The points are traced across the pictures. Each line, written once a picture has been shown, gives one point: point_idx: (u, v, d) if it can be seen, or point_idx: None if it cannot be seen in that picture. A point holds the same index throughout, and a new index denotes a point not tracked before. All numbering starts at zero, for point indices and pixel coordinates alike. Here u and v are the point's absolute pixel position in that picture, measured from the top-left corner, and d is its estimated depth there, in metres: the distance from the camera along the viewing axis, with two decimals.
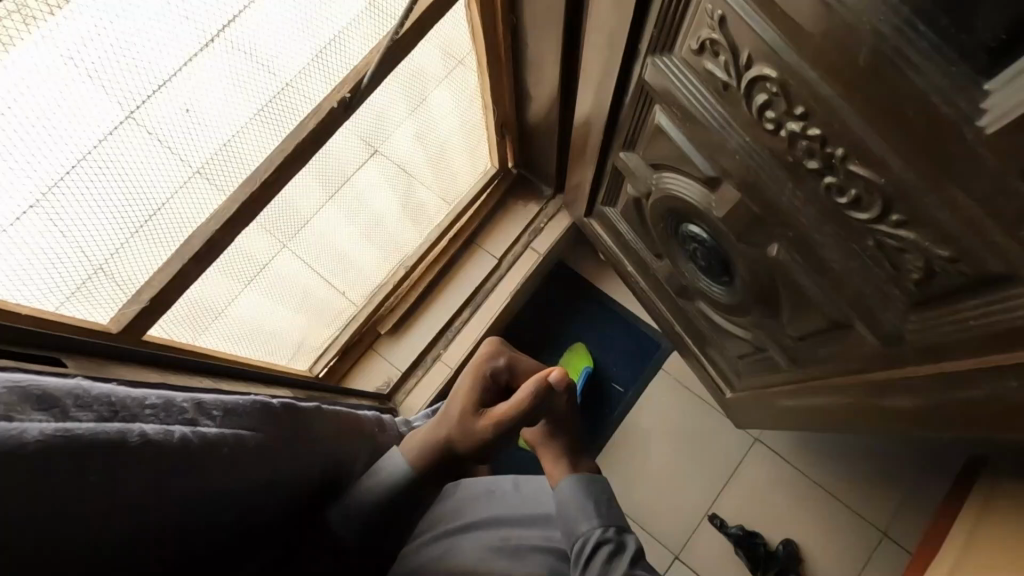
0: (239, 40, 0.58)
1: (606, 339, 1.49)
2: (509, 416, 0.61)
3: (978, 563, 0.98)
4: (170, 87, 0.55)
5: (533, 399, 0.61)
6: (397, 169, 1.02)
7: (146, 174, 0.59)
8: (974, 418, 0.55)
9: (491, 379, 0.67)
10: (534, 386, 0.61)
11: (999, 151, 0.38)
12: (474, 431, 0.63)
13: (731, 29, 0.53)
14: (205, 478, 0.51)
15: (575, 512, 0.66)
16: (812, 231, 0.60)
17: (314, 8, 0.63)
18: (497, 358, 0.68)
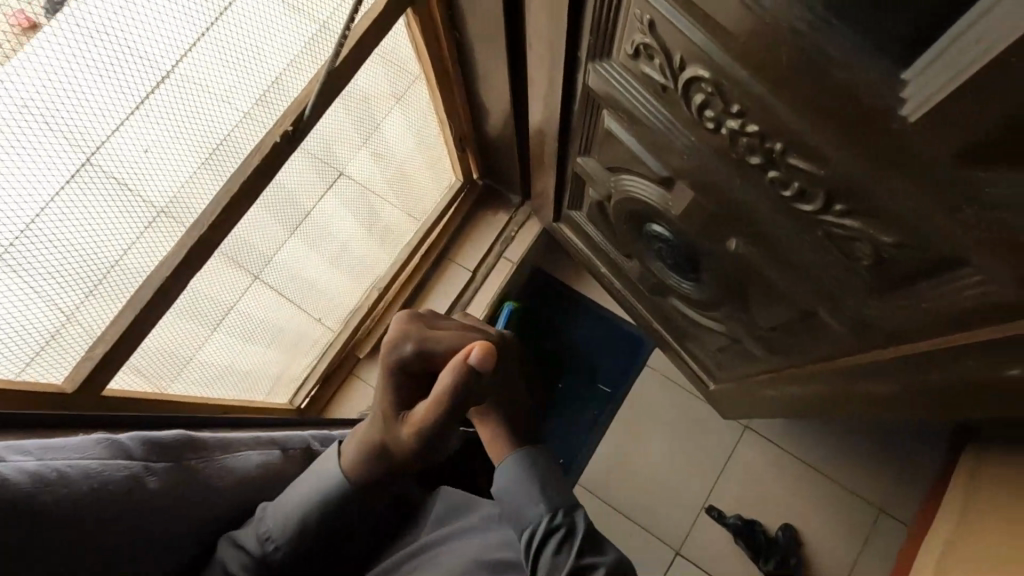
0: (191, 76, 0.57)
1: (589, 337, 1.49)
2: (433, 416, 0.55)
3: (975, 530, 0.99)
4: (126, 129, 0.54)
5: (453, 388, 0.53)
6: (358, 195, 1.01)
7: (94, 230, 0.57)
8: (942, 398, 0.55)
9: (404, 371, 0.59)
10: (452, 375, 0.53)
11: (925, 138, 0.37)
12: (402, 440, 0.57)
13: (661, 33, 0.53)
14: (134, 511, 0.49)
15: (523, 496, 0.64)
16: (765, 225, 0.60)
17: (261, 40, 0.63)
18: (402, 345, 0.59)
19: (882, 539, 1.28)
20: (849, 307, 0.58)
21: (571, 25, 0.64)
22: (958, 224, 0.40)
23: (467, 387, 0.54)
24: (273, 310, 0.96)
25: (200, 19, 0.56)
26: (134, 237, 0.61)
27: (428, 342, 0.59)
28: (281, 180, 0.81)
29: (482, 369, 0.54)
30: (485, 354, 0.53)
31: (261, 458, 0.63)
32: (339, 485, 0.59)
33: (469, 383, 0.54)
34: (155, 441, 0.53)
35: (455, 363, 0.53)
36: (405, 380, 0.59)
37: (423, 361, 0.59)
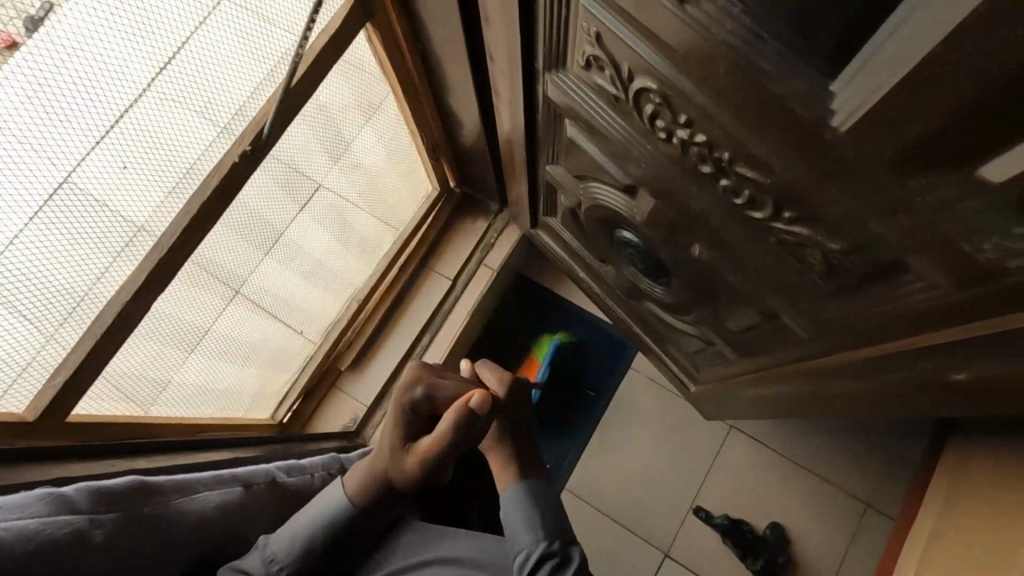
0: (167, 96, 0.60)
1: (579, 337, 1.50)
2: (435, 450, 0.62)
3: (959, 519, 0.99)
4: (102, 147, 0.56)
5: (453, 428, 0.61)
6: (331, 208, 1.01)
7: (59, 264, 0.58)
8: (903, 397, 0.55)
9: (414, 412, 0.66)
10: (454, 416, 0.60)
11: (858, 147, 0.38)
12: (405, 469, 0.63)
13: (608, 45, 0.53)
14: (80, 563, 0.51)
15: (523, 521, 0.63)
16: (722, 231, 0.60)
17: (235, 63, 0.65)
18: (413, 388, 0.66)
19: (869, 534, 1.29)
20: (807, 311, 0.59)
21: (525, 37, 0.65)
22: (896, 230, 0.40)
23: (467, 428, 0.61)
24: (252, 329, 0.96)
25: (157, 58, 0.57)
26: (99, 268, 0.62)
27: (435, 386, 0.67)
28: (245, 200, 0.80)
29: (480, 413, 0.61)
30: (483, 399, 0.60)
31: (219, 498, 0.64)
32: (344, 506, 0.64)
33: (468, 424, 0.61)
34: (100, 491, 0.54)
35: (457, 406, 0.60)
36: (413, 418, 0.66)
37: (432, 402, 0.66)
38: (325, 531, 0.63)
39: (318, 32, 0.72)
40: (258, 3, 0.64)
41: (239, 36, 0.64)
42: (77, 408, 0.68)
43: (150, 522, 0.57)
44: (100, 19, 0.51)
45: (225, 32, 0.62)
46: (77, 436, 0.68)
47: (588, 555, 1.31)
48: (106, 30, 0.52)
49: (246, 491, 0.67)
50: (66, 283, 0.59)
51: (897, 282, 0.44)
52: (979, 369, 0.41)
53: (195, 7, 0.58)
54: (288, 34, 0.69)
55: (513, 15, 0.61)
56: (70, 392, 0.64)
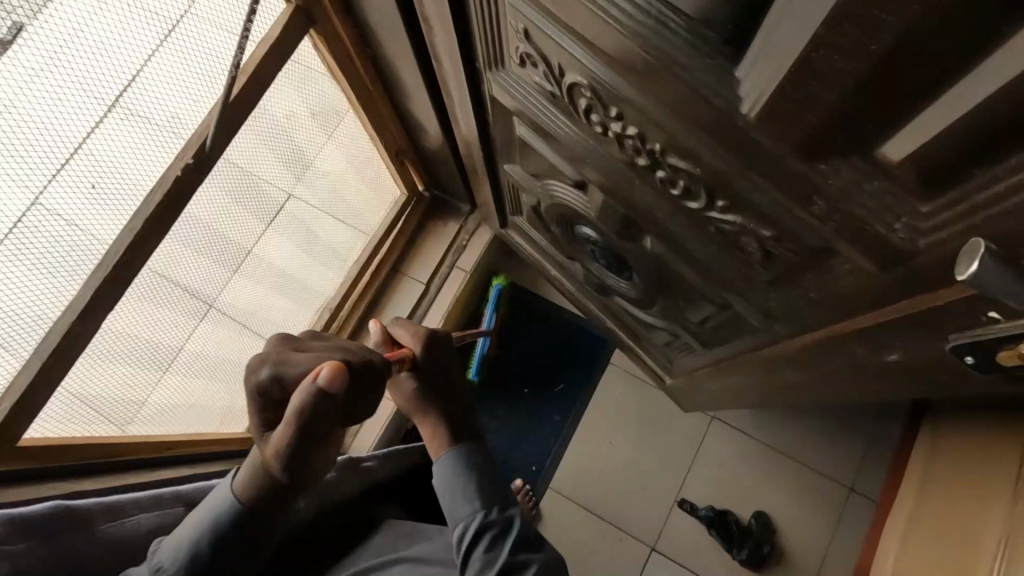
0: (128, 114, 0.61)
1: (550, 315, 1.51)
2: (291, 438, 0.50)
3: (938, 495, 0.98)
4: (69, 167, 0.58)
5: (304, 413, 0.48)
6: (297, 219, 1.01)
7: (19, 297, 0.59)
8: (853, 381, 0.54)
9: (266, 398, 0.53)
10: (299, 398, 0.48)
11: (769, 131, 0.38)
12: (270, 461, 0.53)
13: (536, 41, 0.53)
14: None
15: (461, 492, 0.66)
16: (668, 223, 0.60)
17: (192, 77, 0.67)
18: (259, 370, 0.52)
19: (853, 518, 1.29)
20: (754, 299, 0.58)
21: (463, 37, 0.65)
22: (817, 215, 0.40)
23: (320, 409, 0.48)
24: (223, 344, 0.95)
25: (111, 89, 0.59)
26: (56, 296, 0.62)
27: (285, 366, 0.52)
28: (197, 215, 0.77)
29: (332, 392, 0.48)
30: (331, 375, 0.47)
31: (155, 521, 0.65)
32: (228, 509, 0.57)
33: (318, 406, 0.48)
34: (18, 520, 0.54)
35: (302, 387, 0.48)
36: (269, 405, 0.53)
37: (283, 386, 0.52)
38: (205, 541, 0.56)
39: (256, 40, 0.72)
40: (207, 24, 0.66)
41: (192, 55, 0.66)
42: (30, 430, 0.66)
43: (97, 541, 0.60)
44: (52, 55, 0.52)
45: (175, 59, 0.64)
46: (28, 459, 0.66)
47: (574, 552, 1.31)
48: (58, 65, 0.53)
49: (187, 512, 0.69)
50: (26, 314, 0.60)
51: (826, 267, 0.44)
52: (912, 349, 0.41)
53: (148, 33, 0.60)
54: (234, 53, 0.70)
55: (448, 16, 0.61)
56: (18, 419, 0.62)
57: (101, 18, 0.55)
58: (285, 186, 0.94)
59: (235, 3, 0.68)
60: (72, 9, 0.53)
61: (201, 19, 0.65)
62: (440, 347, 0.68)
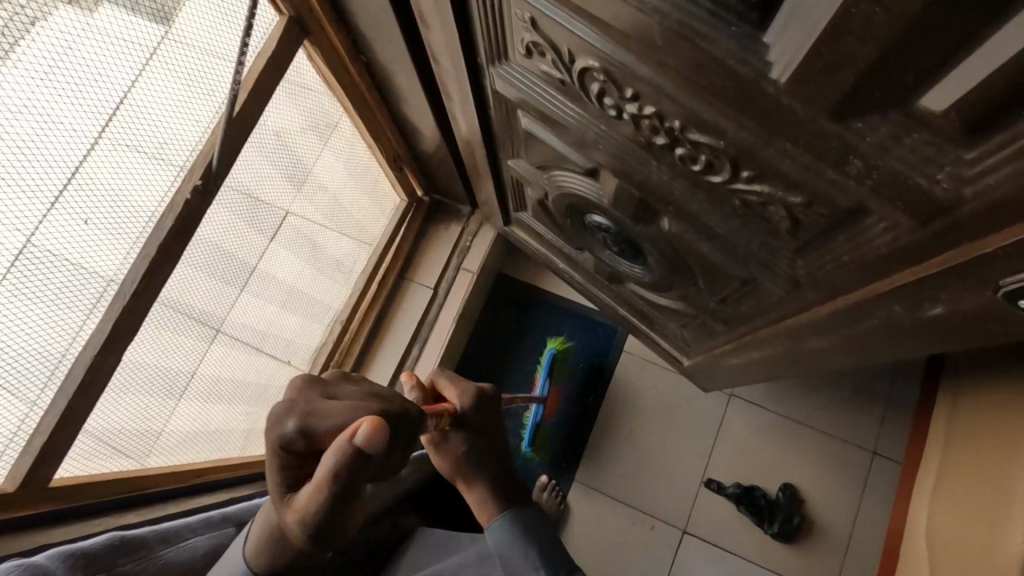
0: (120, 140, 0.61)
1: (567, 325, 1.49)
2: (319, 504, 0.43)
3: (965, 452, 0.98)
4: (64, 200, 0.57)
5: (335, 479, 0.42)
6: (300, 234, 1.00)
7: (30, 339, 0.57)
8: (887, 344, 0.54)
9: (291, 453, 0.46)
10: (331, 463, 0.41)
11: (800, 96, 0.38)
12: (293, 525, 0.45)
13: (544, 29, 0.53)
14: None
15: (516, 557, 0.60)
16: (687, 201, 0.60)
17: (182, 99, 0.66)
18: (283, 423, 0.45)
19: (879, 482, 1.30)
20: (779, 271, 0.58)
21: (463, 33, 0.65)
22: (852, 176, 0.40)
23: (356, 472, 0.42)
24: (239, 366, 0.95)
25: (100, 116, 0.58)
26: (71, 333, 0.61)
27: (314, 419, 0.45)
28: (206, 237, 0.77)
29: (367, 455, 0.41)
30: (368, 434, 0.41)
31: (209, 543, 0.66)
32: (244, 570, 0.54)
33: (353, 470, 0.42)
34: (75, 554, 0.56)
35: (331, 449, 0.41)
36: (293, 461, 0.46)
37: (314, 441, 0.46)
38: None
39: (253, 55, 0.72)
40: (194, 45, 0.65)
41: (180, 76, 0.65)
42: (60, 471, 0.66)
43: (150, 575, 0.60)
44: (38, 79, 0.51)
45: (164, 81, 0.63)
46: (63, 500, 0.65)
47: (600, 545, 1.31)
48: (46, 90, 0.52)
49: (238, 531, 0.70)
50: (43, 350, 0.59)
51: (859, 228, 0.44)
52: (956, 302, 0.41)
53: (132, 56, 0.59)
54: (224, 73, 0.70)
55: (449, 13, 0.61)
56: (48, 459, 0.62)
57: (83, 42, 0.54)
58: (288, 202, 0.94)
59: (227, 24, 0.68)
60: (56, 34, 0.52)
61: (189, 40, 0.65)
62: (489, 404, 0.63)
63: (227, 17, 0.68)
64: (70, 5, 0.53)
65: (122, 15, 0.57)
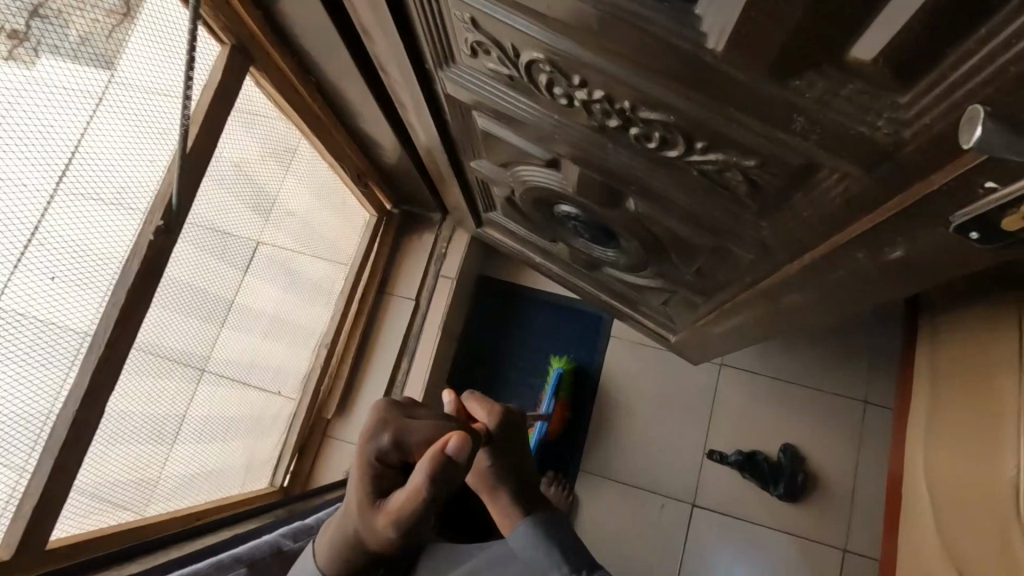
0: (75, 192, 0.59)
1: (553, 317, 1.50)
2: (410, 514, 0.44)
3: (953, 389, 0.99)
4: (27, 261, 0.55)
5: (429, 486, 0.43)
6: (273, 261, 0.99)
7: (9, 406, 0.56)
8: (855, 294, 0.56)
9: (385, 463, 0.48)
10: (425, 467, 0.42)
11: (737, 63, 0.39)
12: (379, 531, 0.46)
13: (484, 27, 0.53)
14: None
15: (537, 561, 0.58)
16: (649, 178, 0.60)
17: (133, 143, 0.65)
18: (379, 434, 0.48)
19: (874, 431, 1.32)
20: (747, 236, 0.59)
21: (407, 41, 0.65)
22: (798, 133, 0.41)
23: (448, 482, 0.43)
24: (227, 403, 0.94)
25: (52, 171, 0.57)
26: (50, 393, 0.60)
27: (406, 432, 0.47)
28: (175, 276, 0.76)
29: (460, 462, 0.43)
30: (459, 444, 0.42)
31: None
32: None
33: (446, 477, 0.43)
34: None
35: (426, 457, 0.42)
36: (385, 473, 0.48)
37: (404, 453, 0.48)
38: None
39: (199, 88, 0.71)
40: (136, 86, 0.64)
41: (127, 119, 0.64)
42: (57, 532, 0.65)
43: None
44: None
45: (111, 128, 0.62)
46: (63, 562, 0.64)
47: (614, 531, 1.33)
48: None
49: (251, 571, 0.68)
50: (25, 414, 0.58)
51: (814, 183, 0.45)
52: (913, 243, 0.42)
53: (75, 106, 0.58)
54: (171, 110, 0.69)
55: (389, 23, 0.61)
56: (39, 524, 0.60)
57: (25, 97, 0.53)
58: (256, 232, 0.93)
59: (170, 62, 0.67)
60: None
61: (132, 82, 0.64)
62: (517, 424, 0.62)
63: (167, 54, 0.67)
64: (8, 61, 0.51)
65: (60, 66, 0.56)
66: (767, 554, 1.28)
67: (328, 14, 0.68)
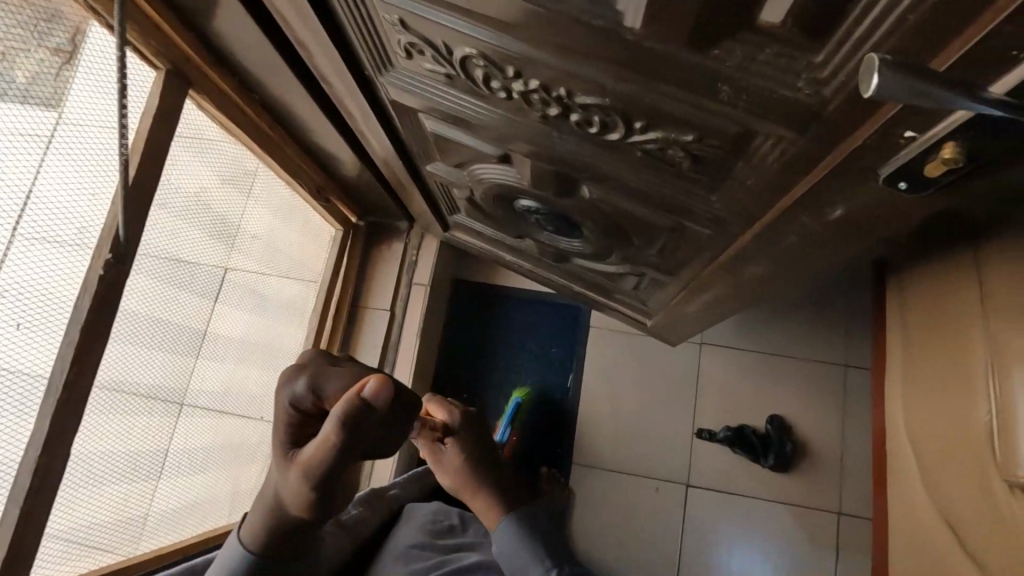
0: (27, 236, 0.58)
1: (533, 314, 1.50)
2: (324, 463, 0.43)
3: (924, 346, 1.00)
4: None
5: (341, 432, 0.41)
6: (239, 285, 0.97)
7: None
8: (806, 257, 0.56)
9: (300, 412, 0.47)
10: (340, 411, 0.41)
11: (657, 37, 0.39)
12: (297, 483, 0.45)
13: (414, 27, 0.53)
14: None
15: (518, 556, 0.67)
16: (596, 162, 0.61)
17: (76, 177, 0.63)
18: (295, 383, 0.46)
19: (856, 393, 1.34)
20: (698, 210, 0.60)
21: (344, 49, 0.64)
22: (726, 102, 0.41)
23: (363, 429, 0.42)
24: (205, 433, 0.92)
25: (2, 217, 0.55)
26: (11, 441, 0.58)
27: (320, 378, 0.46)
28: (136, 310, 0.74)
29: (377, 409, 0.41)
30: (376, 389, 0.41)
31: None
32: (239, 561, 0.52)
33: (361, 423, 0.41)
34: None
35: (341, 402, 0.41)
36: (303, 421, 0.47)
37: (320, 402, 0.46)
38: None
39: (137, 115, 0.70)
40: (75, 118, 0.62)
41: (70, 154, 0.62)
42: None
43: None
44: None
45: (53, 164, 0.60)
46: None
47: (611, 520, 1.33)
48: None
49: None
50: None
51: (751, 150, 0.46)
52: (852, 200, 0.43)
53: (21, 143, 0.56)
54: (113, 140, 0.67)
55: (322, 33, 0.61)
56: None
57: None
58: (219, 258, 0.91)
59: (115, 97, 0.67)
60: None
61: (69, 116, 0.62)
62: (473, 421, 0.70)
63: (102, 83, 0.65)
64: None
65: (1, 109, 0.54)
66: (763, 525, 1.30)
67: (262, 29, 0.67)
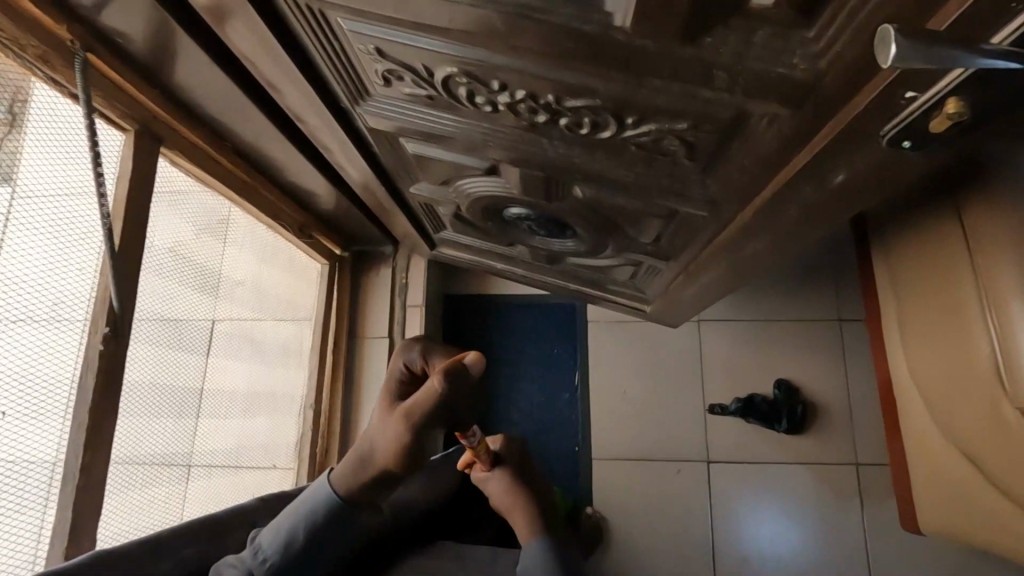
0: (12, 323, 0.56)
1: (530, 318, 1.50)
2: (423, 409, 0.51)
3: (914, 295, 1.00)
4: None
5: (441, 387, 0.50)
6: (235, 336, 0.96)
7: None
8: (806, 226, 0.57)
9: (409, 374, 0.58)
10: (445, 371, 0.50)
11: (647, 35, 0.39)
12: (392, 428, 0.54)
13: (391, 54, 0.52)
14: None
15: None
16: (587, 163, 0.61)
17: (57, 254, 0.61)
18: (411, 350, 0.58)
19: (853, 346, 1.38)
20: (694, 195, 0.60)
21: (317, 84, 0.63)
22: (722, 88, 0.41)
23: (458, 390, 0.51)
24: (222, 493, 0.90)
25: None
26: (30, 535, 0.57)
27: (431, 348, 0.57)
28: (137, 381, 0.72)
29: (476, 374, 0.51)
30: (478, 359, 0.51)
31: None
32: (326, 499, 0.61)
33: (456, 382, 0.50)
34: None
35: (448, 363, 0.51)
36: (408, 380, 0.58)
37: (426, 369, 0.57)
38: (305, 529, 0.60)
39: (112, 181, 0.68)
40: (46, 195, 0.61)
41: (45, 232, 0.60)
42: None
43: None
44: None
45: (30, 246, 0.59)
46: None
47: (637, 509, 1.34)
48: None
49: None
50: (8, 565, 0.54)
51: (748, 131, 0.46)
52: (853, 166, 0.44)
53: None
54: (90, 210, 0.65)
55: (295, 71, 0.60)
56: None
57: None
58: (209, 312, 0.89)
59: (71, 162, 0.63)
60: None
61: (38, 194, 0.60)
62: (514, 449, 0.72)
63: (70, 155, 0.63)
64: None
65: None
66: (785, 488, 1.32)
67: (230, 76, 0.66)
